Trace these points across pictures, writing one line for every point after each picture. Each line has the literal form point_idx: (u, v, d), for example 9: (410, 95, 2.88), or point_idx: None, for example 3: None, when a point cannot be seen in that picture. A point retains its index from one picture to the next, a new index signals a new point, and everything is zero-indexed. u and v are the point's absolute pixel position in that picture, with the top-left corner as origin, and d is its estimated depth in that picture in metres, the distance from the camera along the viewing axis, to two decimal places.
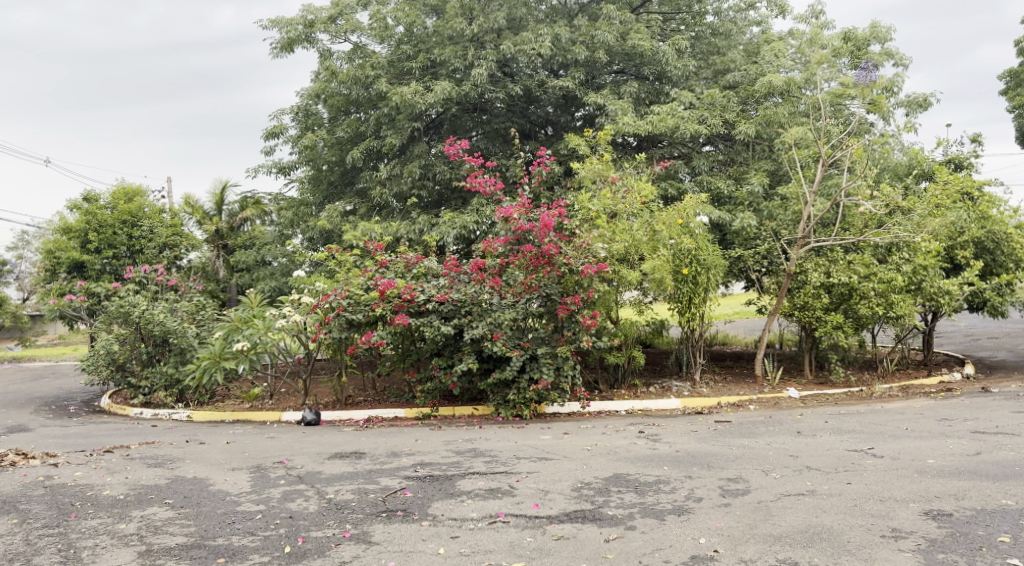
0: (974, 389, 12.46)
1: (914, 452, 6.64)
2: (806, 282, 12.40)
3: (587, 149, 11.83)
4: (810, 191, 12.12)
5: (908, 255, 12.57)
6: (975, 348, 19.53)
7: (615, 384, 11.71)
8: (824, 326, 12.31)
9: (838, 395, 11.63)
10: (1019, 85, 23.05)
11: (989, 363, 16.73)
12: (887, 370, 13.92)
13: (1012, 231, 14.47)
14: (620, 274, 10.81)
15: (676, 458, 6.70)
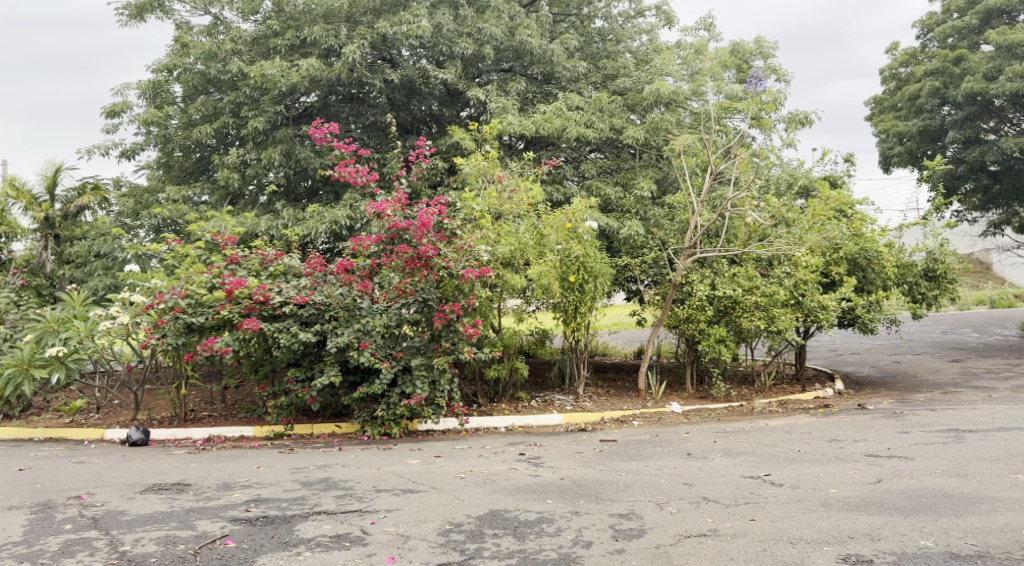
0: (850, 404, 12.36)
1: (814, 480, 6.09)
2: (690, 292, 12.04)
3: (471, 143, 10.94)
4: (698, 200, 11.73)
5: (790, 268, 12.43)
6: (841, 363, 20.02)
7: (495, 397, 10.83)
8: (707, 339, 11.98)
9: (721, 410, 11.18)
10: (883, 112, 24.06)
11: (856, 378, 17.02)
12: (765, 385, 13.72)
13: (883, 248, 14.70)
14: (504, 280, 10.01)
15: (560, 488, 5.88)
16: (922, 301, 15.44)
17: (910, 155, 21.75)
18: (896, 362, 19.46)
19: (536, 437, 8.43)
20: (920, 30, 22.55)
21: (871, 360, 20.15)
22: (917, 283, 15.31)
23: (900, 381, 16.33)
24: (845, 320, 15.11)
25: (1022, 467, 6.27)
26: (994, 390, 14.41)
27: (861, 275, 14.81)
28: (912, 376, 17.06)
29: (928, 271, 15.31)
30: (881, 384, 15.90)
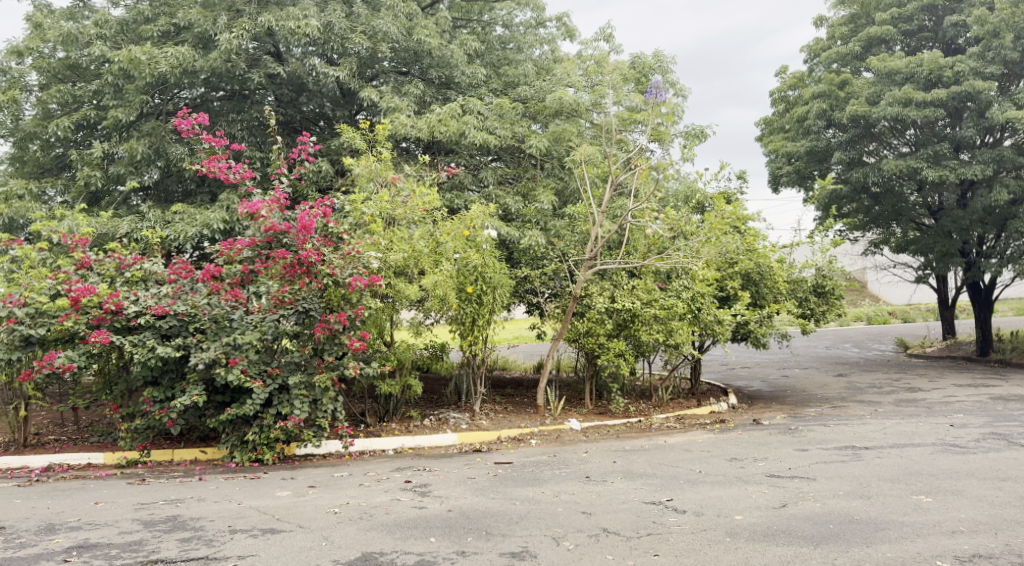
0: (745, 418, 12.26)
1: (718, 505, 5.72)
2: (590, 305, 11.68)
3: (363, 143, 10.20)
4: (598, 210, 11.40)
5: (687, 282, 12.32)
6: (732, 376, 20.32)
7: (386, 416, 9.94)
8: (607, 353, 11.65)
9: (619, 426, 10.82)
10: (773, 133, 24.75)
11: (749, 392, 17.18)
12: (662, 400, 13.50)
13: (774, 264, 14.89)
14: (397, 289, 9.25)
15: (447, 521, 5.28)
16: (812, 316, 15.69)
17: (798, 174, 22.62)
18: (785, 376, 19.86)
19: (425, 460, 7.76)
20: (808, 55, 23.27)
21: (762, 374, 20.50)
22: (807, 298, 15.57)
23: (790, 395, 16.56)
24: (739, 334, 15.17)
25: (924, 487, 6.11)
26: (878, 404, 14.76)
27: (754, 290, 14.93)
28: (801, 390, 17.37)
29: (819, 286, 15.59)
30: (772, 399, 16.06)
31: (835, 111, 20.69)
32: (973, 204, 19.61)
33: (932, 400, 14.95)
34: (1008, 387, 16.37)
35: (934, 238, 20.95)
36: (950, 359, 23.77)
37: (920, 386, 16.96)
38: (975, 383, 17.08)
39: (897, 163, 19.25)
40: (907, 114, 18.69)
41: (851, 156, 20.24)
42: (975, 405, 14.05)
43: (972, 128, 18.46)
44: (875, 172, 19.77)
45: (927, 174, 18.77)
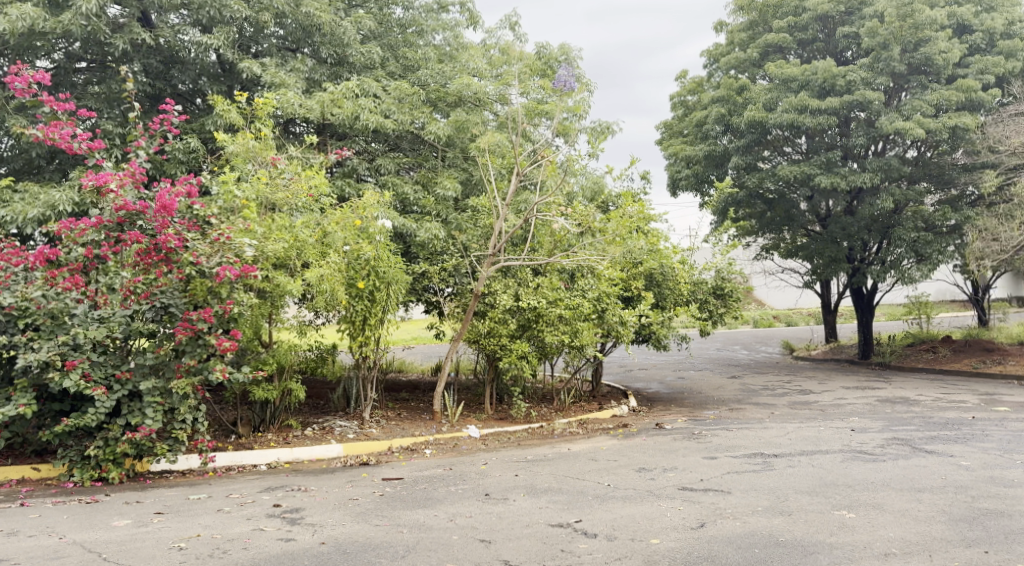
0: (647, 421, 11.84)
1: (630, 526, 5.13)
2: (494, 304, 10.96)
3: (240, 119, 9.13)
4: (503, 203, 10.68)
5: (593, 282, 11.80)
6: (631, 378, 20.13)
7: (261, 427, 8.90)
8: (509, 356, 10.97)
9: (521, 433, 10.14)
10: (673, 136, 24.61)
11: (647, 394, 16.98)
12: (564, 404, 12.90)
13: (676, 265, 14.64)
14: (276, 284, 8.22)
15: (319, 556, 4.45)
16: (712, 319, 15.58)
17: (696, 178, 22.25)
18: (682, 377, 19.82)
19: (301, 477, 6.84)
20: (708, 60, 23.35)
21: (658, 376, 20.42)
22: (707, 300, 15.42)
23: (687, 398, 16.41)
24: (640, 336, 14.82)
25: (843, 501, 5.72)
26: (773, 406, 14.74)
27: (657, 291, 14.60)
28: (698, 392, 17.27)
29: (719, 291, 15.46)
30: (670, 401, 15.86)
31: (733, 116, 20.78)
32: (860, 211, 20.11)
33: (824, 402, 15.08)
34: (893, 388, 16.79)
35: (823, 244, 21.42)
36: (834, 362, 24.48)
37: (811, 388, 17.17)
38: (862, 385, 17.46)
39: (792, 169, 19.49)
40: (802, 121, 18.93)
41: (748, 161, 20.38)
42: (865, 407, 14.24)
43: (861, 138, 18.86)
44: (770, 178, 19.96)
45: (820, 180, 19.08)
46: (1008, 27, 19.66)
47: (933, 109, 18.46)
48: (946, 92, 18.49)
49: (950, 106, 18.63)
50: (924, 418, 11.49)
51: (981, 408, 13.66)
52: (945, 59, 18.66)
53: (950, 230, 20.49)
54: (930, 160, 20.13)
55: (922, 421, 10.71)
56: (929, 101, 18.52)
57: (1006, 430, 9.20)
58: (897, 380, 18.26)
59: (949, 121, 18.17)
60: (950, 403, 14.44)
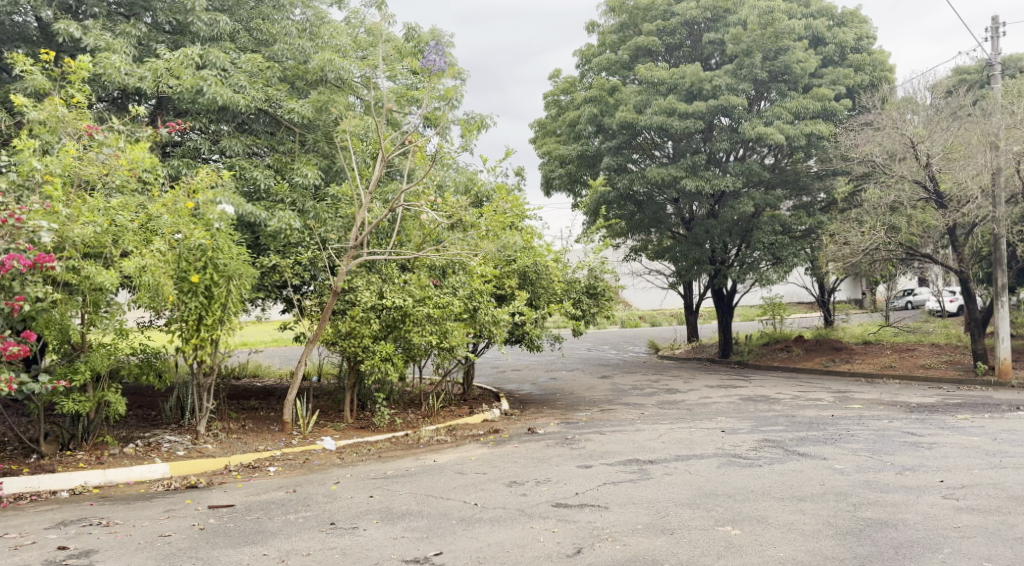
0: (520, 425, 11.29)
1: (496, 558, 4.46)
2: (354, 301, 10.04)
3: (46, 81, 7.82)
4: (367, 191, 9.71)
5: (464, 278, 11.09)
6: (502, 380, 19.59)
7: (72, 444, 7.69)
8: (372, 359, 10.06)
9: (382, 444, 9.26)
10: (546, 135, 24.12)
11: (519, 396, 16.46)
12: (433, 409, 12.05)
13: (550, 263, 14.19)
14: (87, 275, 7.13)
15: None
16: (585, 319, 15.26)
17: (569, 178, 22.22)
18: (554, 378, 19.49)
19: (107, 506, 5.72)
20: (579, 60, 22.90)
21: (529, 377, 20.02)
22: (580, 299, 15.06)
23: (558, 399, 16.01)
24: (512, 336, 14.28)
25: (726, 515, 5.29)
26: (643, 406, 14.57)
27: (531, 290, 14.09)
28: (569, 393, 16.93)
29: (592, 290, 15.16)
30: (541, 403, 15.39)
31: (604, 117, 20.61)
32: (723, 214, 20.47)
33: (692, 402, 15.07)
34: (754, 386, 17.12)
35: (688, 247, 21.67)
36: (697, 361, 24.96)
37: (678, 387, 17.23)
38: (725, 384, 17.70)
39: (661, 171, 19.54)
40: (671, 124, 18.98)
41: (619, 162, 20.29)
42: (729, 406, 14.30)
43: (725, 142, 19.16)
44: (640, 179, 19.95)
45: (686, 183, 19.22)
46: (856, 42, 20.61)
47: (791, 116, 19.03)
48: (803, 100, 19.11)
49: (807, 114, 19.28)
50: (789, 418, 11.53)
51: (836, 405, 14.01)
52: (802, 69, 19.28)
53: (805, 234, 21.29)
54: (787, 166, 20.81)
55: (787, 420, 10.70)
56: (788, 108, 19.08)
57: (867, 429, 9.24)
58: (757, 379, 18.69)
59: (806, 128, 18.80)
60: (808, 400, 14.76)
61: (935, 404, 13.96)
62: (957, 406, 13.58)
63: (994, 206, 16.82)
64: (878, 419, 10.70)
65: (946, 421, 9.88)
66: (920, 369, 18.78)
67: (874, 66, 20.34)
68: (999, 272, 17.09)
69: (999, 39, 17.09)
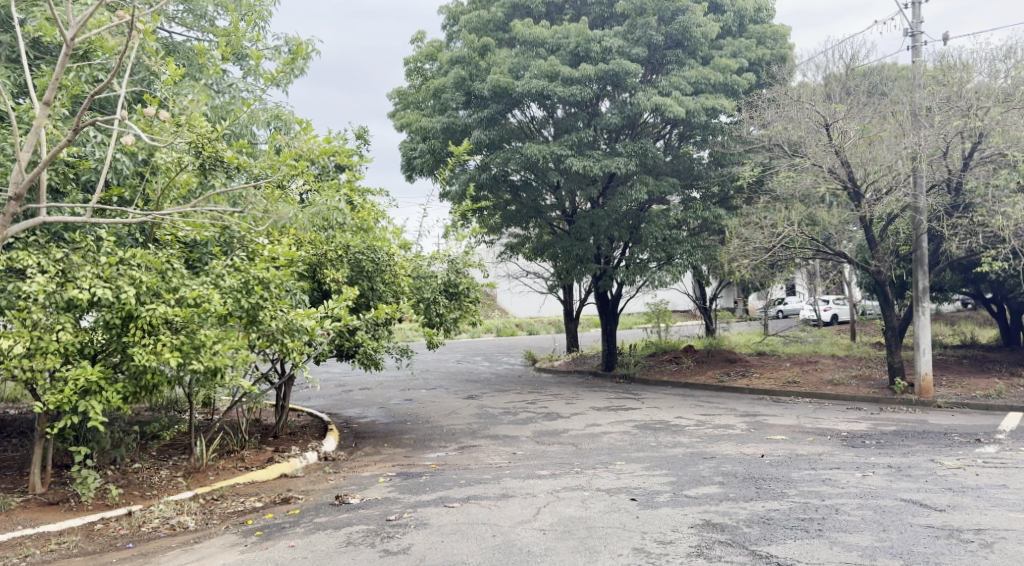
0: (328, 484, 7.65)
1: None
2: (22, 295, 6.03)
3: None
4: (44, 104, 5.54)
5: (240, 260, 7.18)
6: (343, 404, 15.76)
7: None
8: (62, 393, 6.08)
9: (65, 544, 5.59)
10: (406, 106, 19.93)
11: (357, 427, 12.68)
12: (202, 459, 8.11)
13: (392, 250, 10.47)
14: None
15: None
16: (442, 324, 11.58)
17: (434, 155, 18.11)
18: (407, 400, 15.72)
19: None
20: (445, 19, 19.19)
21: (375, 401, 16.14)
22: (436, 300, 11.33)
23: (404, 432, 12.24)
24: (340, 348, 10.45)
25: None
26: (512, 441, 11.05)
27: (366, 286, 10.28)
28: (421, 422, 13.18)
29: (452, 290, 11.43)
30: (381, 439, 11.59)
31: (474, 82, 16.97)
32: (611, 203, 17.36)
33: (575, 433, 11.72)
34: (647, 408, 14.02)
35: (569, 242, 18.56)
36: (577, 374, 21.94)
37: (557, 411, 13.89)
38: (614, 405, 14.52)
39: (541, 147, 16.15)
40: (553, 90, 15.68)
41: (492, 136, 16.61)
42: (623, 439, 11.02)
43: (616, 116, 16.00)
44: (517, 158, 16.46)
45: (572, 163, 15.96)
46: (755, 13, 18.10)
47: (690, 88, 16.23)
48: (704, 70, 16.36)
49: (708, 88, 16.58)
50: (714, 462, 8.37)
51: (752, 436, 11.03)
52: (702, 34, 16.50)
53: (701, 229, 18.54)
54: (681, 152, 18.03)
55: (712, 472, 7.47)
56: (687, 79, 16.28)
57: (841, 492, 6.11)
58: (649, 398, 15.68)
59: (707, 102, 16.06)
60: (716, 428, 11.74)
61: (871, 433, 11.25)
62: (897, 436, 10.92)
63: (917, 194, 14.47)
64: (834, 467, 7.65)
65: (936, 472, 6.93)
66: (828, 386, 16.33)
67: (775, 40, 17.90)
68: (919, 273, 14.69)
69: (922, 5, 14.93)
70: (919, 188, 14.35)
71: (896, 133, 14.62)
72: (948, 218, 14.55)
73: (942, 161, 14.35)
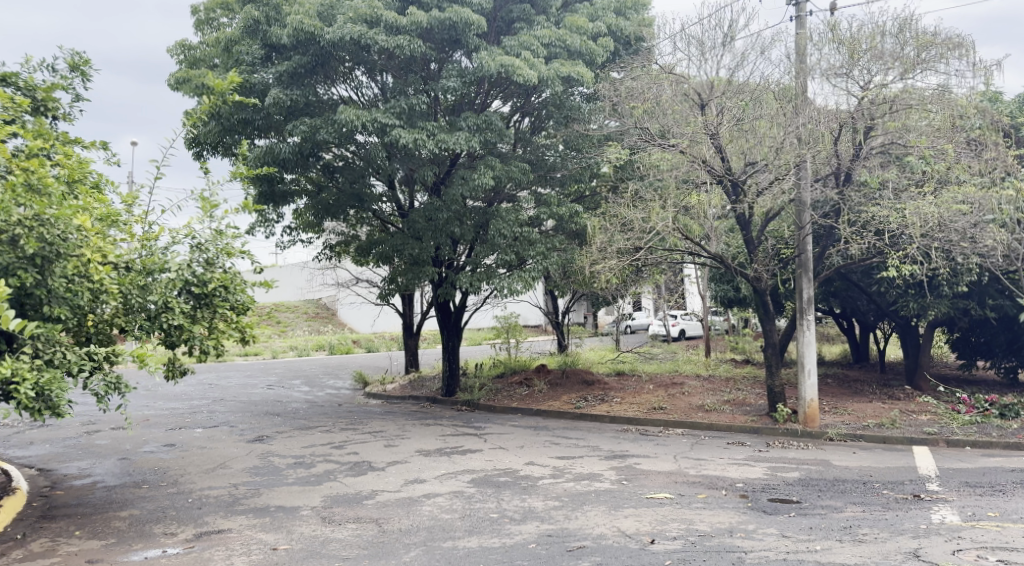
0: None
1: None
2: None
3: None
4: None
5: None
6: (72, 458, 11.48)
7: None
8: None
9: None
10: (192, 64, 15.69)
11: (57, 504, 8.58)
12: None
13: (79, 227, 6.71)
14: None
15: None
16: (185, 344, 7.81)
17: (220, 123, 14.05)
18: (165, 450, 11.63)
19: None
20: None
21: (123, 451, 11.83)
22: (171, 306, 7.49)
23: (128, 507, 8.23)
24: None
25: None
26: (283, 520, 7.39)
27: (33, 278, 6.44)
28: (165, 486, 9.22)
29: (201, 290, 7.68)
30: (78, 523, 7.56)
31: (272, 28, 13.30)
32: (449, 191, 14.10)
33: (383, 497, 8.21)
34: (488, 450, 10.73)
35: (400, 239, 15.04)
36: (409, 401, 18.42)
37: (369, 459, 10.29)
38: (444, 447, 11.12)
39: (358, 113, 12.65)
40: (372, 38, 12.51)
41: (295, 97, 12.93)
42: (449, 508, 7.63)
43: (454, 80, 12.87)
44: (329, 127, 12.87)
45: (398, 135, 12.58)
46: None
47: (542, 50, 13.38)
48: (559, 29, 13.56)
49: (562, 53, 13.76)
50: None
51: (628, 495, 7.97)
52: None
53: (557, 229, 15.65)
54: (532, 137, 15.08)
55: None
56: (539, 39, 13.43)
57: None
58: (491, 434, 12.43)
59: (563, 68, 13.24)
60: (579, 482, 8.59)
61: (776, 484, 8.51)
62: (811, 488, 8.22)
63: (805, 186, 12.24)
64: None
65: None
66: (700, 412, 13.80)
67: (637, 10, 15.31)
68: (805, 280, 12.41)
69: None
70: (807, 176, 12.11)
71: (783, 112, 12.34)
72: (845, 214, 12.38)
73: (833, 147, 12.15)
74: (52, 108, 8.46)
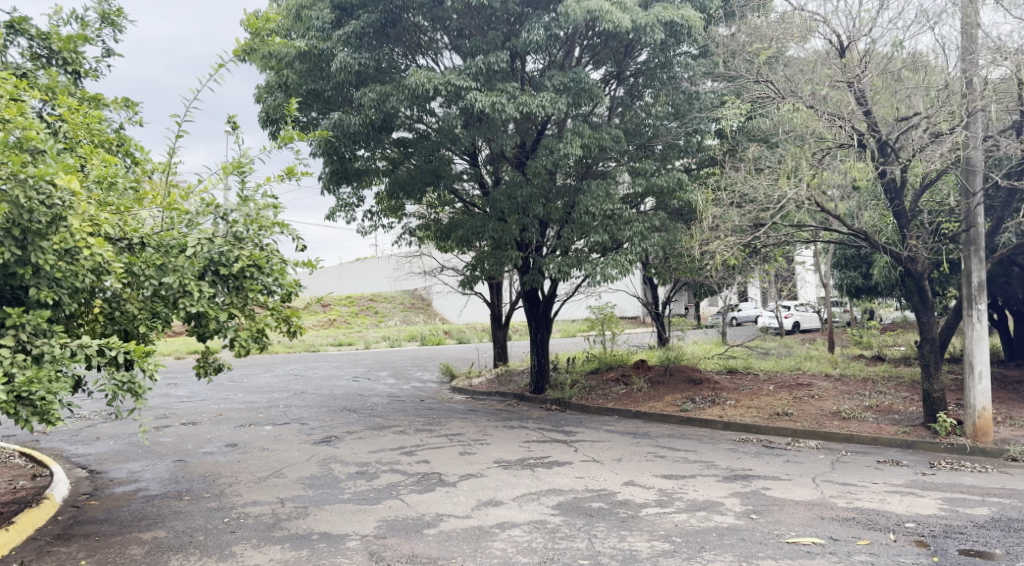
0: None
1: None
2: None
3: None
4: None
5: None
6: (127, 458, 10.53)
7: None
8: None
9: None
10: None
11: (83, 518, 7.47)
12: None
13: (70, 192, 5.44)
14: None
15: None
16: (213, 336, 6.52)
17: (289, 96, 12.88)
18: (222, 452, 10.51)
19: None
20: None
21: (181, 451, 10.80)
22: (190, 290, 6.17)
23: (155, 526, 6.99)
24: None
25: None
26: (322, 555, 5.93)
27: (11, 253, 5.19)
28: (205, 499, 7.98)
29: (229, 271, 6.36)
30: (90, 548, 6.35)
31: None
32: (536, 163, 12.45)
33: (449, 525, 6.64)
34: (580, 464, 9.01)
35: (483, 220, 13.49)
36: (497, 398, 16.92)
37: (440, 471, 8.77)
38: (529, 458, 9.47)
39: (431, 74, 11.17)
40: None
41: (363, 60, 11.59)
42: (527, 547, 5.96)
43: (539, 33, 11.20)
44: (399, 93, 11.45)
45: (475, 98, 11.02)
46: None
47: None
48: None
49: None
50: None
51: (761, 537, 6.09)
52: None
53: (660, 205, 13.70)
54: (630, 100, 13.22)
55: None
56: None
57: None
58: (584, 441, 10.70)
59: (664, 12, 11.40)
60: (694, 515, 6.76)
61: (962, 527, 6.41)
62: (1015, 536, 6.09)
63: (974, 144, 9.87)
64: None
65: None
66: (835, 420, 11.59)
67: None
68: (974, 260, 10.04)
69: None
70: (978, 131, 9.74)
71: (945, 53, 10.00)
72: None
73: (1016, 91, 9.70)
74: (73, 62, 7.33)
